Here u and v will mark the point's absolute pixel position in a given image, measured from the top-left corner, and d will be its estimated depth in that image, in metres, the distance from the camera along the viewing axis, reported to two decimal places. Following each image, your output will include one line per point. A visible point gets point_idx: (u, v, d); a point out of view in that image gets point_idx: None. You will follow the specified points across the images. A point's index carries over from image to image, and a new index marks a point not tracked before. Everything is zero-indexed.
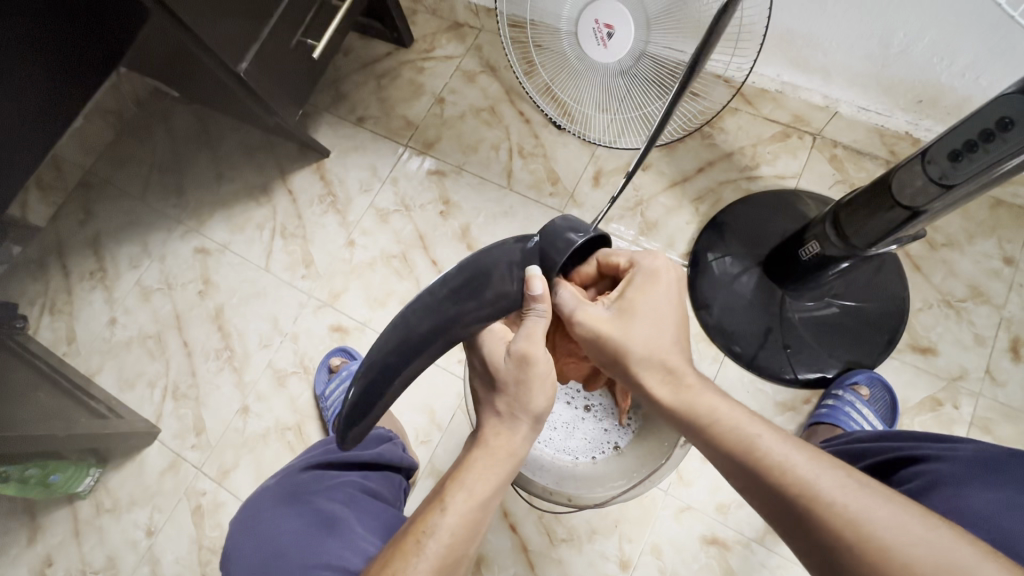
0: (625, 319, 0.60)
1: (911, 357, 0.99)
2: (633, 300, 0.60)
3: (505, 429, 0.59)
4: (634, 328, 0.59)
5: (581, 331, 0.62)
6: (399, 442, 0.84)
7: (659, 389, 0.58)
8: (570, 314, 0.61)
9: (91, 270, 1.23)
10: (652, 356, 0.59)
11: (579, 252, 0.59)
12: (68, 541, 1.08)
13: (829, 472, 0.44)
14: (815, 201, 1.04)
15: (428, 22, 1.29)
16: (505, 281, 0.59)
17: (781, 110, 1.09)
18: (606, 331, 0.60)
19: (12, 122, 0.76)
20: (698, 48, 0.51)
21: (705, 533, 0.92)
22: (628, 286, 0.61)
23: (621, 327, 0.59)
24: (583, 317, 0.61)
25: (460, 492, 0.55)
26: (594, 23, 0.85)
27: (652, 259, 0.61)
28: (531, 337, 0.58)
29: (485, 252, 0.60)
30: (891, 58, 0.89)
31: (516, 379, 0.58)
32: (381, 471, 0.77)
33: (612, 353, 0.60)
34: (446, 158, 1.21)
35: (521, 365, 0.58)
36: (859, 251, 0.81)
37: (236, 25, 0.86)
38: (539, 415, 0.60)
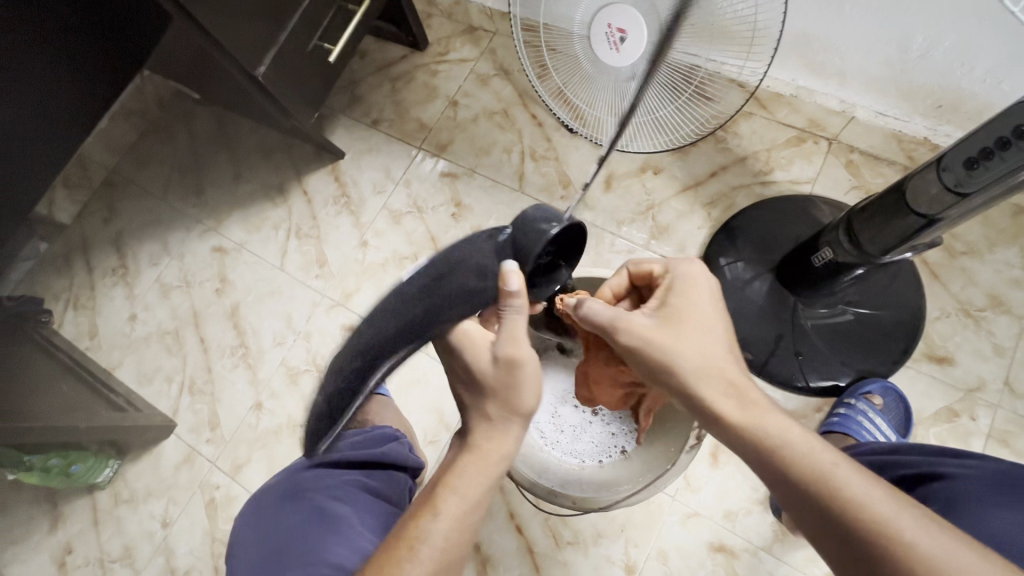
0: (673, 325, 0.60)
1: (927, 366, 0.97)
2: (678, 306, 0.61)
3: (497, 432, 0.58)
4: (684, 334, 0.59)
5: (625, 341, 0.61)
6: (405, 441, 0.85)
7: (724, 404, 0.55)
8: (613, 322, 0.61)
9: (114, 266, 1.27)
10: (708, 366, 0.57)
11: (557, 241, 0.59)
12: (87, 529, 1.11)
13: (909, 510, 0.43)
14: (830, 207, 1.02)
15: (443, 26, 1.30)
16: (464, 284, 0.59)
17: (796, 115, 1.07)
18: (652, 338, 0.59)
19: (39, 124, 0.79)
20: None
21: (712, 540, 0.92)
22: (668, 294, 0.63)
23: (667, 334, 0.59)
24: (627, 325, 0.61)
25: (453, 496, 0.54)
26: (606, 28, 0.86)
27: (688, 266, 0.64)
28: (515, 336, 0.58)
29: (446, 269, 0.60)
30: (909, 63, 0.88)
31: (505, 383, 0.57)
32: (388, 470, 0.79)
33: (663, 363, 0.58)
34: (458, 161, 1.22)
35: (508, 366, 0.57)
36: (872, 258, 0.80)
37: (256, 31, 0.89)
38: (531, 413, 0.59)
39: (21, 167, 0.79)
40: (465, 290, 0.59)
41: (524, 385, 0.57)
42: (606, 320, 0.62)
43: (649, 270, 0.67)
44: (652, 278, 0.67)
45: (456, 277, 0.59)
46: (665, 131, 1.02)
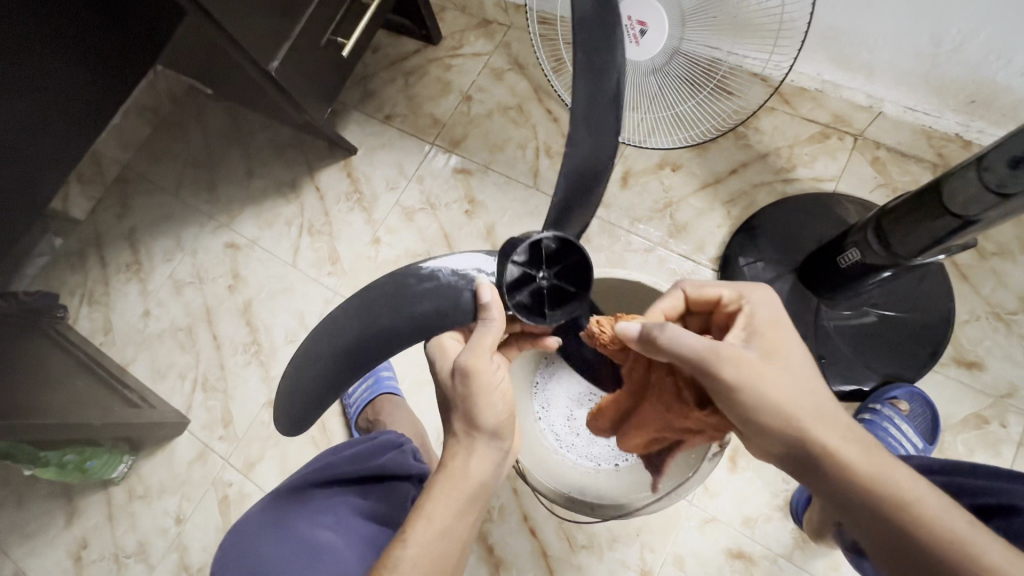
0: (775, 361, 0.52)
1: (955, 371, 0.94)
2: (775, 341, 0.53)
3: (462, 450, 0.57)
4: (788, 372, 0.52)
5: (724, 374, 0.51)
6: (410, 447, 0.81)
7: (846, 448, 0.49)
8: (711, 353, 0.51)
9: (127, 262, 1.27)
10: (822, 407, 0.51)
11: (549, 256, 0.58)
12: (102, 524, 1.11)
13: (976, 525, 0.44)
14: (855, 206, 0.99)
15: (457, 19, 1.28)
16: (456, 290, 0.55)
17: (820, 110, 1.04)
18: (759, 374, 0.51)
19: (53, 122, 0.78)
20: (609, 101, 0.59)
21: (731, 546, 0.90)
22: (756, 323, 0.55)
23: (772, 371, 0.51)
24: (731, 358, 0.51)
25: (420, 522, 0.54)
26: (626, 20, 0.82)
27: (760, 293, 0.57)
28: (478, 349, 0.55)
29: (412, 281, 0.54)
30: (942, 57, 0.85)
31: (463, 396, 0.57)
32: (386, 483, 0.76)
33: (775, 405, 0.50)
34: (472, 157, 1.20)
35: (462, 380, 0.56)
36: (902, 260, 0.77)
37: (269, 25, 0.87)
38: (495, 429, 0.58)
39: (37, 163, 0.78)
40: (448, 298, 0.55)
41: (477, 400, 0.56)
42: (708, 351, 0.51)
43: (716, 296, 0.58)
44: (719, 305, 0.58)
45: (441, 280, 0.55)
46: (683, 127, 0.98)
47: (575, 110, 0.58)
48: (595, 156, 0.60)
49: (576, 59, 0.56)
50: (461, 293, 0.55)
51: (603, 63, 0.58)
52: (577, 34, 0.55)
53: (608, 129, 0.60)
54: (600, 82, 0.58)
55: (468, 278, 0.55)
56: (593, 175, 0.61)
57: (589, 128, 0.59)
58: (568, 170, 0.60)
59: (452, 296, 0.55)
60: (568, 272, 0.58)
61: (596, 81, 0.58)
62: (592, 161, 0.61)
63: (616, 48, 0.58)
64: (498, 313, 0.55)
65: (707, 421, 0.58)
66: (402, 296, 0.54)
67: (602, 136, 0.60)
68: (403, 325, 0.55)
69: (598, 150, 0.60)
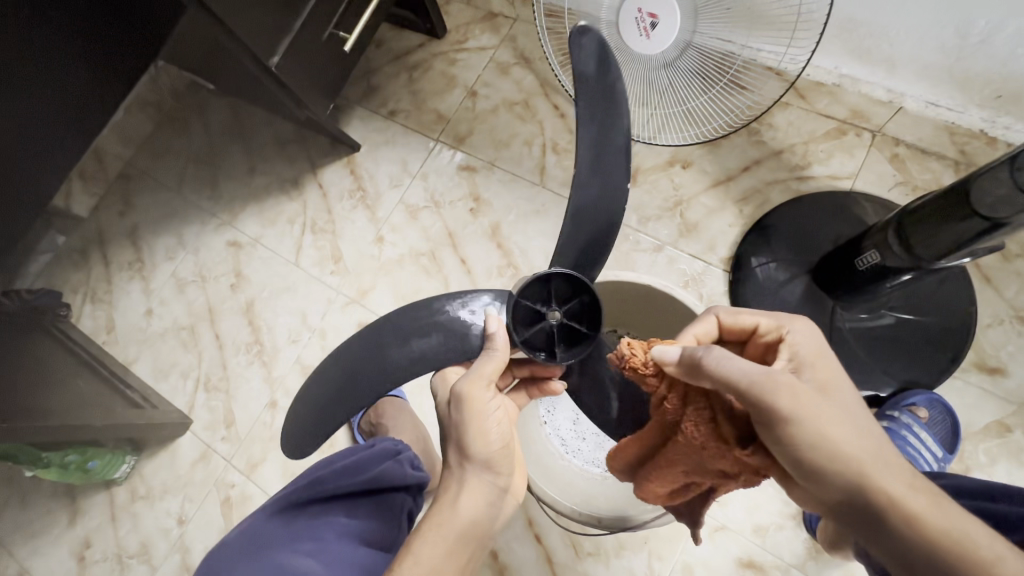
0: (831, 396, 0.46)
1: (976, 377, 0.91)
2: (827, 372, 0.48)
3: (453, 485, 0.56)
4: (844, 409, 0.45)
5: (781, 403, 0.44)
6: (406, 456, 0.77)
7: (914, 497, 0.41)
8: (763, 379, 0.45)
9: (130, 260, 1.26)
10: (882, 450, 0.43)
11: (562, 294, 0.61)
12: (105, 525, 1.11)
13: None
14: (873, 205, 0.96)
15: (462, 12, 1.25)
16: (463, 324, 0.61)
17: (838, 105, 1.00)
18: (818, 408, 0.44)
19: (53, 120, 0.76)
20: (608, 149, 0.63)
21: (741, 555, 0.88)
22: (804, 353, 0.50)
23: (828, 406, 0.45)
24: (785, 386, 0.45)
25: (408, 562, 0.51)
26: (636, 12, 0.78)
27: (799, 322, 0.53)
28: (477, 376, 0.57)
29: (421, 313, 0.61)
30: (968, 50, 0.82)
31: (457, 424, 0.57)
32: (377, 496, 0.72)
33: (831, 443, 0.43)
34: (477, 153, 1.18)
35: (457, 405, 0.57)
36: (924, 263, 0.74)
37: (270, 19, 0.85)
38: (488, 460, 0.57)
39: (40, 162, 0.77)
40: (456, 331, 0.61)
41: (470, 428, 0.57)
42: (760, 376, 0.45)
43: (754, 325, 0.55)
44: (757, 334, 0.55)
45: (450, 315, 0.61)
46: (693, 124, 0.95)
47: (579, 160, 0.63)
48: (600, 203, 0.64)
49: (580, 115, 0.62)
50: (469, 326, 0.61)
51: (605, 120, 0.63)
52: (578, 93, 0.61)
53: (614, 176, 0.65)
54: (603, 135, 0.63)
55: (478, 313, 0.61)
56: (601, 222, 0.65)
57: (595, 177, 0.64)
58: (574, 215, 0.64)
59: (459, 330, 0.61)
60: (579, 314, 0.61)
61: (599, 135, 0.63)
62: (602, 209, 0.65)
63: (619, 105, 0.63)
64: (503, 343, 0.59)
65: (749, 462, 0.49)
66: (415, 327, 0.61)
67: (608, 185, 0.64)
68: (411, 354, 0.60)
69: (604, 197, 0.65)
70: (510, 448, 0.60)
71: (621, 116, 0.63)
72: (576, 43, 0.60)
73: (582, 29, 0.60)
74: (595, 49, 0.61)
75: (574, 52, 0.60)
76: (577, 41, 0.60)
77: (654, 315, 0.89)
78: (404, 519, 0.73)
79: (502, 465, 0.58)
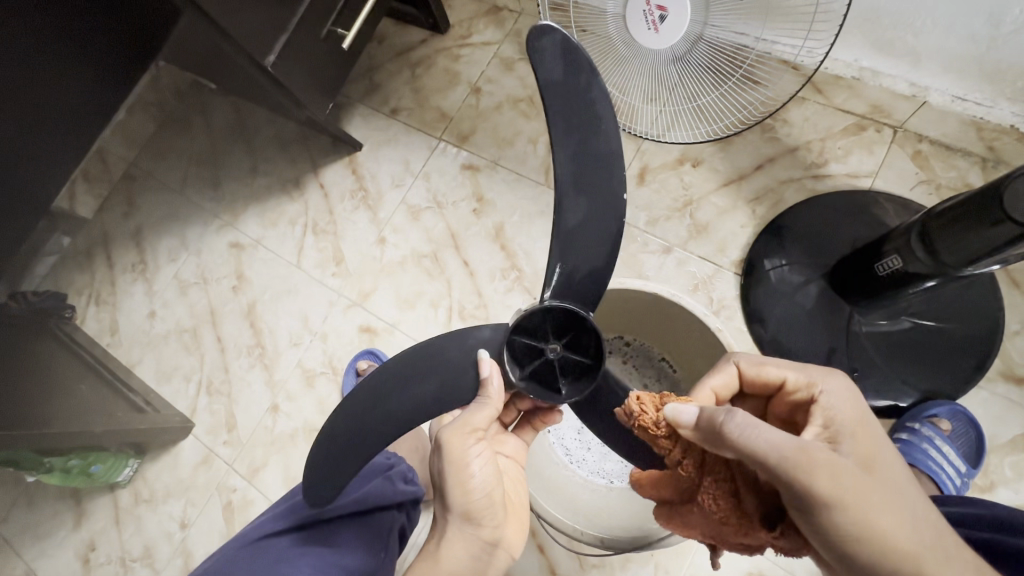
0: (874, 476, 0.45)
1: (1002, 388, 0.86)
2: (869, 448, 0.47)
3: (436, 538, 0.57)
4: (891, 493, 0.44)
5: (819, 484, 0.42)
6: (397, 471, 0.79)
7: None
8: (794, 454, 0.43)
9: (133, 262, 1.26)
10: (932, 538, 0.43)
11: (559, 326, 0.58)
12: (109, 527, 1.11)
13: None
14: (894, 205, 0.92)
15: (465, 6, 1.21)
16: (461, 364, 0.58)
17: (856, 100, 0.96)
18: (865, 492, 0.43)
19: (52, 124, 0.74)
20: (595, 154, 0.57)
21: (751, 570, 0.85)
22: (843, 423, 0.49)
23: (875, 490, 0.44)
24: (822, 464, 0.43)
25: None
26: (644, 5, 0.73)
27: (832, 380, 0.52)
28: (465, 423, 0.56)
29: (421, 355, 0.57)
30: (1000, 39, 0.77)
31: (439, 471, 0.57)
32: (368, 515, 0.73)
33: (880, 534, 0.42)
34: (479, 152, 1.15)
35: (439, 451, 0.57)
36: (949, 270, 0.70)
37: (266, 16, 0.83)
38: (466, 510, 0.56)
39: (43, 166, 0.76)
40: (456, 371, 0.57)
41: (450, 476, 0.56)
42: (790, 450, 0.43)
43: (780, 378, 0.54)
44: (784, 390, 0.55)
45: (448, 356, 0.58)
46: (705, 121, 0.93)
47: (560, 178, 0.57)
48: (591, 222, 0.59)
49: (554, 129, 0.56)
50: (467, 366, 0.58)
51: (584, 129, 0.56)
52: (548, 105, 0.55)
53: (606, 185, 0.58)
54: (585, 145, 0.57)
55: (471, 353, 0.58)
56: (595, 242, 0.59)
57: (580, 194, 0.58)
58: (563, 238, 0.58)
59: (459, 369, 0.57)
60: (580, 346, 0.57)
61: (580, 146, 0.56)
62: (596, 222, 0.59)
63: (598, 108, 0.56)
64: (497, 390, 0.57)
65: (774, 541, 0.48)
66: (415, 371, 0.57)
67: (599, 199, 0.58)
68: (414, 400, 0.56)
69: (595, 214, 0.58)
70: (494, 500, 0.57)
71: (602, 119, 0.57)
72: (536, 49, 0.54)
73: (541, 30, 0.53)
74: (561, 52, 0.54)
75: (535, 60, 0.54)
76: (537, 48, 0.54)
77: (661, 322, 0.86)
78: (394, 536, 0.74)
79: (484, 516, 0.57)
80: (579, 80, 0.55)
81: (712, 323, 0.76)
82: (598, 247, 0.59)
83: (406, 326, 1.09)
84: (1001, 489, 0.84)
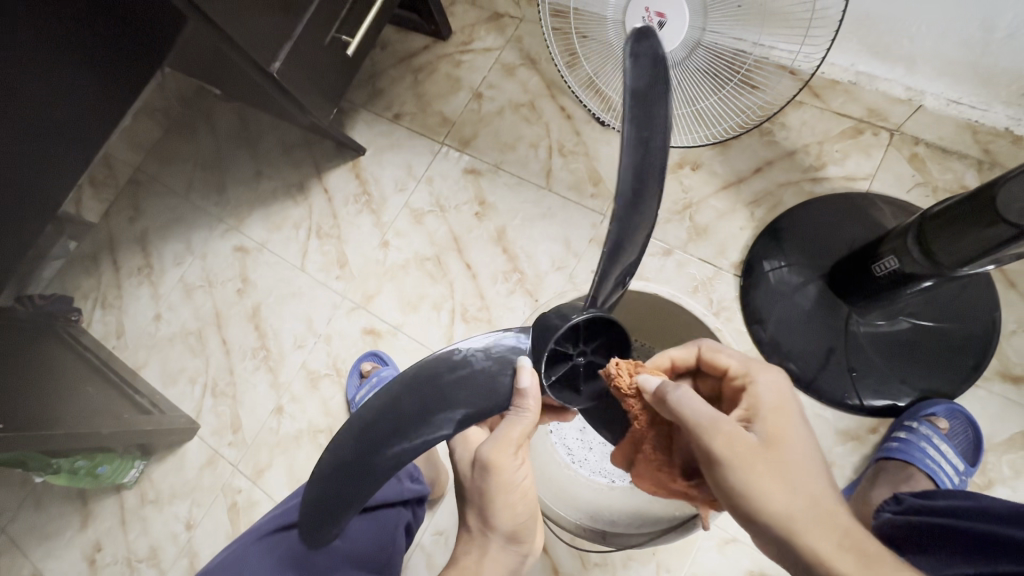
0: (777, 450, 0.49)
1: (1000, 387, 0.87)
2: (776, 426, 0.51)
3: (474, 547, 0.58)
4: (789, 464, 0.49)
5: (717, 446, 0.49)
6: (403, 469, 0.81)
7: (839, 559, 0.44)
8: (704, 422, 0.49)
9: (140, 266, 1.27)
10: (819, 507, 0.47)
11: (588, 329, 0.55)
12: (115, 528, 1.12)
13: None
14: (891, 207, 0.93)
15: (467, 13, 1.23)
16: (492, 376, 0.54)
17: (853, 104, 0.97)
18: (758, 461, 0.48)
19: (64, 132, 0.77)
20: (651, 174, 0.55)
21: (753, 568, 0.86)
22: (761, 403, 0.53)
23: (770, 460, 0.48)
24: (723, 431, 0.49)
25: None
26: (643, 12, 0.76)
27: (768, 372, 0.56)
28: (506, 440, 0.56)
29: (440, 366, 0.53)
30: (994, 45, 0.79)
31: (482, 490, 0.58)
32: (378, 509, 0.75)
33: (760, 499, 0.47)
34: (481, 157, 1.16)
35: (483, 472, 0.58)
36: (945, 270, 0.71)
37: (270, 24, 0.84)
38: (512, 531, 0.58)
39: (53, 171, 0.77)
40: (485, 384, 0.54)
41: (496, 497, 0.57)
42: (701, 417, 0.49)
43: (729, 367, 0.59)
44: (728, 376, 0.59)
45: (477, 368, 0.54)
46: (706, 125, 0.92)
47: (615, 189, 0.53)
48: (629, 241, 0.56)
49: (626, 136, 0.52)
50: (499, 378, 0.54)
51: (646, 146, 0.53)
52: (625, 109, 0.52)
53: (645, 207, 0.56)
54: (642, 163, 0.54)
55: (507, 361, 0.54)
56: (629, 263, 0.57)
57: (630, 210, 0.54)
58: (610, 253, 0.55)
59: (487, 383, 0.54)
60: (605, 347, 0.56)
61: (638, 161, 0.53)
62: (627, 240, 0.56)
63: (661, 132, 0.54)
64: (534, 401, 0.54)
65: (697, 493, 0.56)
66: (433, 384, 0.53)
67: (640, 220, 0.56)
68: (431, 416, 0.52)
69: (628, 234, 0.55)
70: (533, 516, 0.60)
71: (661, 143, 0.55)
72: (632, 56, 0.52)
73: (640, 33, 0.52)
74: (647, 64, 0.53)
75: (631, 65, 0.52)
76: (636, 54, 0.52)
77: (663, 323, 0.87)
78: (400, 533, 0.76)
79: (527, 535, 0.59)
80: (652, 94, 0.53)
81: (712, 323, 0.78)
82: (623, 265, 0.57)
83: (410, 328, 1.10)
84: (999, 488, 0.85)
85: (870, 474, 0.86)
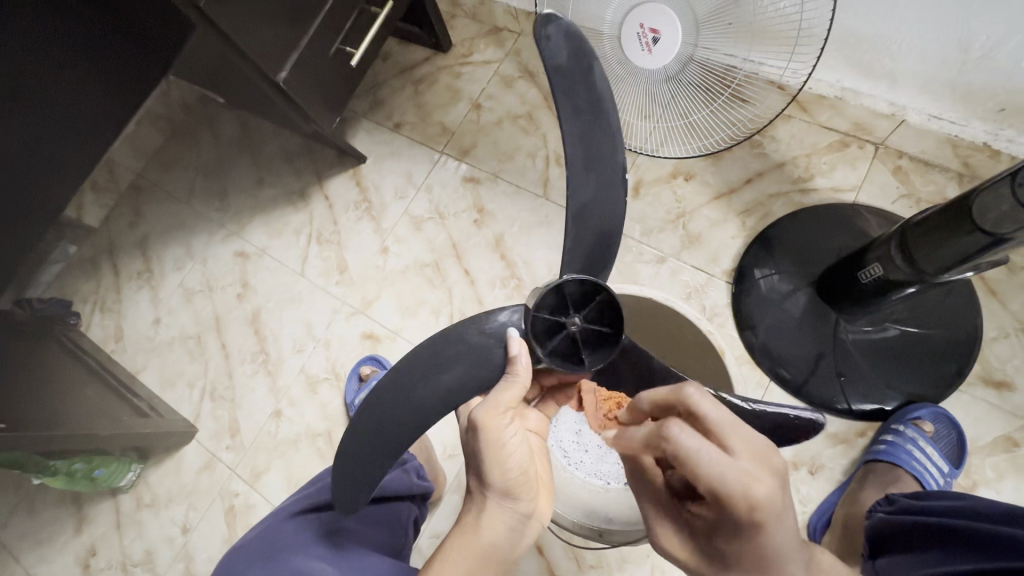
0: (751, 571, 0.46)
1: (983, 392, 0.90)
2: (761, 545, 0.44)
3: (474, 506, 0.60)
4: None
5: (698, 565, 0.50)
6: (411, 467, 0.83)
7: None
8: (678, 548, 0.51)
9: (139, 270, 1.28)
10: None
11: (579, 298, 0.59)
12: (110, 532, 1.12)
13: None
14: (877, 217, 0.96)
15: (467, 27, 1.27)
16: (485, 348, 0.59)
17: (839, 118, 1.01)
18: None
19: (71, 137, 0.79)
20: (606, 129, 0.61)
21: None
22: (737, 522, 0.44)
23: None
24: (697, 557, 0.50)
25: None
26: (638, 28, 0.78)
27: (726, 480, 0.43)
28: (495, 404, 0.57)
29: (443, 343, 0.59)
30: (970, 63, 0.82)
31: (474, 448, 0.59)
32: (389, 504, 0.77)
33: None
34: (480, 165, 1.19)
35: (474, 433, 0.59)
36: (927, 277, 0.74)
37: (275, 34, 0.87)
38: (506, 487, 0.60)
39: (56, 175, 0.78)
40: (479, 357, 0.59)
41: (488, 457, 0.59)
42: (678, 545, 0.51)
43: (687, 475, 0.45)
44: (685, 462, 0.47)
45: (471, 343, 0.59)
46: (697, 136, 0.97)
47: (571, 158, 0.60)
48: (598, 199, 0.62)
49: (562, 111, 0.59)
50: (491, 350, 0.59)
51: (590, 110, 0.60)
52: (554, 88, 0.58)
53: (608, 162, 0.62)
54: (590, 129, 0.60)
55: (500, 333, 0.59)
56: (603, 219, 0.63)
57: (587, 169, 0.61)
58: (575, 215, 0.62)
59: (483, 354, 0.59)
60: (600, 315, 0.58)
61: (584, 128, 0.60)
62: (602, 200, 0.63)
63: (600, 91, 0.60)
64: (525, 367, 0.59)
65: None
66: (437, 359, 0.59)
67: (604, 176, 0.62)
68: (439, 390, 0.59)
69: (600, 190, 0.62)
70: (528, 476, 0.62)
71: (603, 103, 0.60)
72: (543, 38, 0.57)
73: (545, 20, 0.56)
74: (566, 41, 0.58)
75: (542, 48, 0.57)
76: (547, 36, 0.57)
77: (659, 326, 0.90)
78: (410, 527, 0.79)
79: (522, 493, 0.61)
80: (578, 61, 0.58)
81: (705, 326, 0.82)
82: (602, 216, 0.63)
83: (408, 333, 1.12)
84: (983, 489, 0.87)
85: (857, 476, 0.88)
